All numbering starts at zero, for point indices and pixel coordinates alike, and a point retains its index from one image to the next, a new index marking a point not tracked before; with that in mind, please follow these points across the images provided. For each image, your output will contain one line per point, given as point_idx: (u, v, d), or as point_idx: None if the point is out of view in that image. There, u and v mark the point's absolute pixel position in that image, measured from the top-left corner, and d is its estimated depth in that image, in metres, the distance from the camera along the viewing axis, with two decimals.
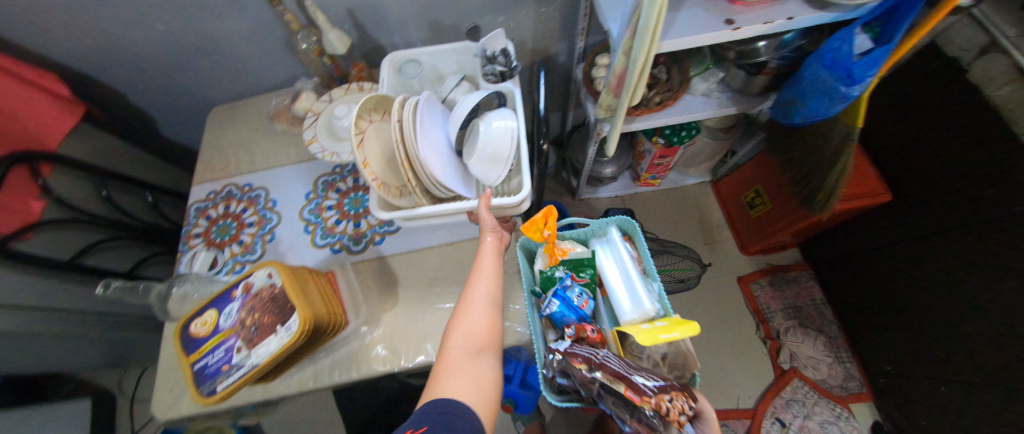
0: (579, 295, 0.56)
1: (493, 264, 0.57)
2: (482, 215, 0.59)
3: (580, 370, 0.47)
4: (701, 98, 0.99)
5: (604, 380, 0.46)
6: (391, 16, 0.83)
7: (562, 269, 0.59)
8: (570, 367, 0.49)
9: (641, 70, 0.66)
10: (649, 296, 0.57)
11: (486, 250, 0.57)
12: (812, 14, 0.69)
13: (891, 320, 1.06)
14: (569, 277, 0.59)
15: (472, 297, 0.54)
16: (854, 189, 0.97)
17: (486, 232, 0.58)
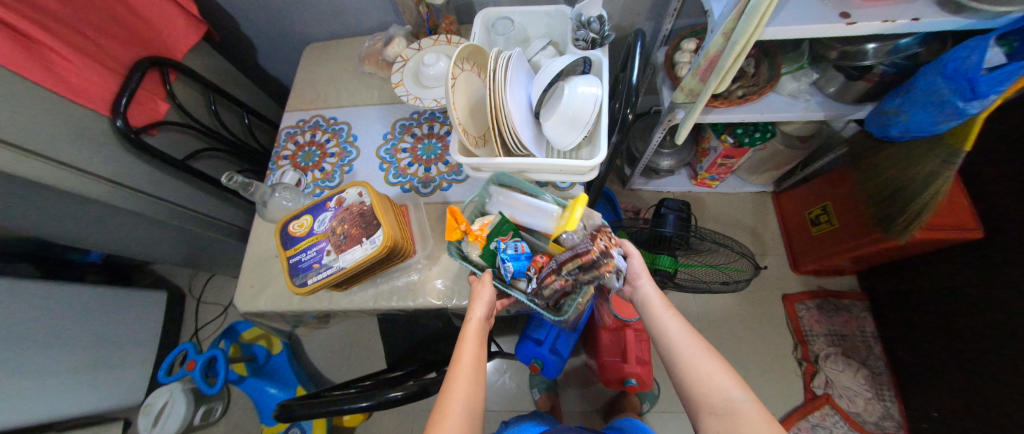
0: (512, 244, 0.56)
1: (475, 351, 0.54)
2: (480, 290, 0.57)
3: (556, 279, 0.51)
4: (787, 98, 0.94)
5: (570, 268, 0.50)
6: None
7: (493, 241, 0.57)
8: (551, 287, 0.51)
9: (736, 57, 0.65)
10: (546, 203, 0.62)
11: (471, 333, 0.55)
12: (942, 18, 0.63)
13: (951, 366, 0.99)
14: (501, 241, 0.56)
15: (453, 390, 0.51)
16: (941, 219, 0.90)
17: (479, 309, 0.56)
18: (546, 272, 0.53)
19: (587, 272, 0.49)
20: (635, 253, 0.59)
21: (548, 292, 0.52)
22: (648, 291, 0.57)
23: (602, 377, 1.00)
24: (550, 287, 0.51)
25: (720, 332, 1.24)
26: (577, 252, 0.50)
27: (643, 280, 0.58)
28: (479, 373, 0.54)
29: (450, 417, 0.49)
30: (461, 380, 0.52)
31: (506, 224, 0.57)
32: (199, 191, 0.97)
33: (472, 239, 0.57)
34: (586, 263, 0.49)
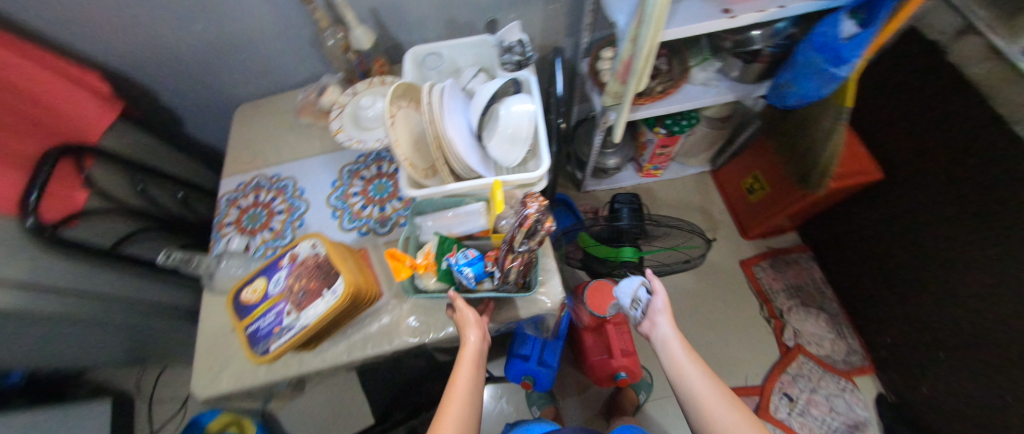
0: (462, 255, 0.62)
1: (468, 376, 0.58)
2: (465, 311, 0.60)
3: (517, 255, 0.60)
4: (700, 87, 1.05)
5: (520, 240, 0.58)
6: (412, 15, 0.90)
7: (444, 260, 0.63)
8: (515, 262, 0.60)
9: (646, 58, 0.72)
10: (472, 207, 0.68)
11: (467, 351, 0.59)
12: (801, 4, 0.75)
13: (889, 294, 1.10)
14: (450, 258, 0.63)
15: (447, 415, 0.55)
16: (847, 168, 1.02)
17: (470, 330, 0.59)
18: (504, 255, 0.61)
19: (533, 235, 0.58)
20: (662, 295, 0.64)
21: (514, 273, 0.61)
22: (666, 332, 0.62)
23: (595, 376, 1.02)
24: (514, 265, 0.60)
25: (694, 309, 1.30)
26: (519, 225, 0.58)
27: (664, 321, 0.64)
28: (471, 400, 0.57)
29: None
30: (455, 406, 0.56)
31: (447, 241, 0.64)
32: (136, 277, 0.89)
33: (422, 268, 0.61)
34: (530, 229, 0.58)
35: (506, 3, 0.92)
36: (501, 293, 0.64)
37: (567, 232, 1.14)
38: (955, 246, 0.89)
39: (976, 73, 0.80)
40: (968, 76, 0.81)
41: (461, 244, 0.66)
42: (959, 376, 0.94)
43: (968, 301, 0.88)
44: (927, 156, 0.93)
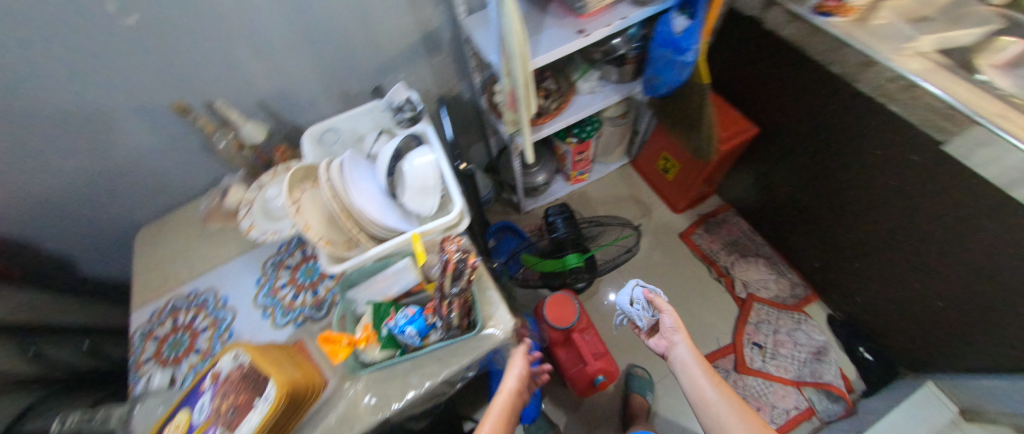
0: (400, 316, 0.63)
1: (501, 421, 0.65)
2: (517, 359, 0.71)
3: (451, 300, 0.61)
4: (589, 95, 1.16)
5: (450, 284, 0.60)
6: (302, 98, 0.92)
7: (384, 327, 0.63)
8: (452, 307, 0.61)
9: (525, 84, 0.82)
10: (399, 264, 0.68)
11: (505, 391, 0.67)
12: (639, 12, 0.88)
13: (802, 225, 1.23)
14: (389, 323, 0.63)
15: None
16: (729, 131, 1.16)
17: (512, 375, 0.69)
18: (440, 304, 0.62)
19: (460, 276, 0.60)
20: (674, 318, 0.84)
21: (454, 316, 0.62)
22: (682, 352, 0.82)
23: (578, 389, 1.03)
24: (452, 310, 0.61)
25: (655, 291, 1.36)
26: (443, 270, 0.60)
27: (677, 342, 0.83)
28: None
29: None
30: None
31: (382, 307, 0.64)
32: None
33: (361, 343, 0.60)
34: (455, 270, 0.60)
35: (390, 66, 0.98)
36: (449, 342, 0.64)
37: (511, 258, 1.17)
38: (832, 171, 1.03)
39: (789, 34, 0.93)
40: (783, 38, 0.95)
41: (399, 305, 0.66)
42: (888, 280, 1.05)
43: (878, 215, 0.98)
44: (779, 105, 1.08)
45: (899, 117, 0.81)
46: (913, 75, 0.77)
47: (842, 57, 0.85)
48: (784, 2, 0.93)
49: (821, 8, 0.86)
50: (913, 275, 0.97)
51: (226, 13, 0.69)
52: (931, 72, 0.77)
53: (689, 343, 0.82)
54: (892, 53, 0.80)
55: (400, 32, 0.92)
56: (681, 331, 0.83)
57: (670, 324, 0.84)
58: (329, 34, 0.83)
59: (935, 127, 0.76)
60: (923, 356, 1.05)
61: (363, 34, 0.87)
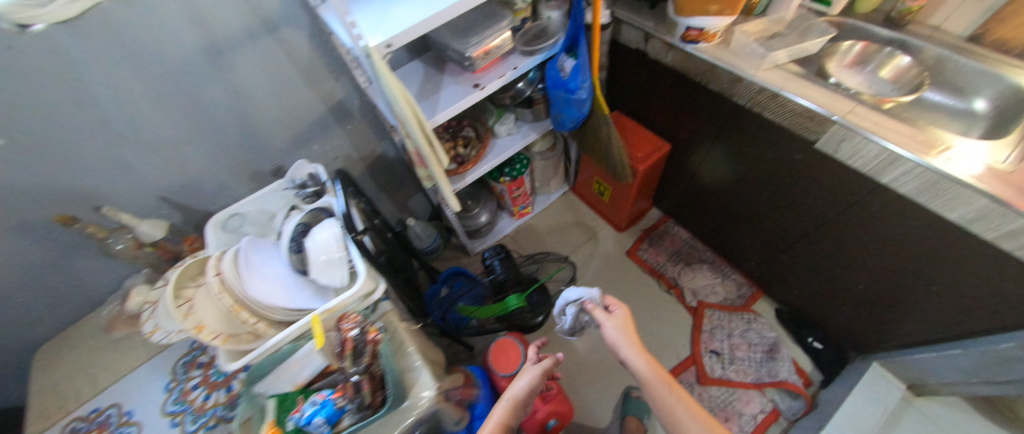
0: (305, 408, 0.58)
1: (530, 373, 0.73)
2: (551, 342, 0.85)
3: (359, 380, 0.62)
4: (508, 137, 1.20)
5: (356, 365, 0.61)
6: (209, 184, 0.91)
7: (287, 423, 0.58)
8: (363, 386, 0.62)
9: (429, 142, 0.85)
10: (302, 349, 0.66)
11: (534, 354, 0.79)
12: (527, 60, 0.95)
13: (729, 226, 1.28)
14: (292, 418, 0.58)
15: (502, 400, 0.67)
16: (644, 152, 1.22)
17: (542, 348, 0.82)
18: (348, 386, 0.61)
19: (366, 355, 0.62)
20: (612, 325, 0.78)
21: (364, 394, 0.61)
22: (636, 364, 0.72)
23: None
24: (362, 389, 0.61)
25: None
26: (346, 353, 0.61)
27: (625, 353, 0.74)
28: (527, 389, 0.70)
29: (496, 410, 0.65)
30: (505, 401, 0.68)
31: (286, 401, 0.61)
32: None
33: None
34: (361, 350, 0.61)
35: (301, 139, 0.99)
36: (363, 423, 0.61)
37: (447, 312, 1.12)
38: (741, 174, 1.10)
39: (669, 60, 1.02)
40: (667, 64, 1.03)
41: (308, 392, 0.64)
42: (822, 269, 1.07)
43: (795, 208, 1.01)
44: (681, 122, 1.15)
45: (775, 122, 0.88)
46: (773, 87, 0.84)
47: (715, 75, 0.93)
48: (657, 35, 0.99)
49: (687, 38, 0.92)
50: (844, 261, 0.99)
51: (106, 117, 0.69)
52: (788, 80, 0.85)
53: (639, 354, 0.73)
54: (753, 69, 0.88)
55: (303, 106, 0.94)
56: (627, 343, 0.75)
57: (613, 337, 0.77)
58: (226, 120, 0.84)
59: (805, 127, 0.83)
60: (863, 335, 1.09)
61: (264, 114, 0.89)
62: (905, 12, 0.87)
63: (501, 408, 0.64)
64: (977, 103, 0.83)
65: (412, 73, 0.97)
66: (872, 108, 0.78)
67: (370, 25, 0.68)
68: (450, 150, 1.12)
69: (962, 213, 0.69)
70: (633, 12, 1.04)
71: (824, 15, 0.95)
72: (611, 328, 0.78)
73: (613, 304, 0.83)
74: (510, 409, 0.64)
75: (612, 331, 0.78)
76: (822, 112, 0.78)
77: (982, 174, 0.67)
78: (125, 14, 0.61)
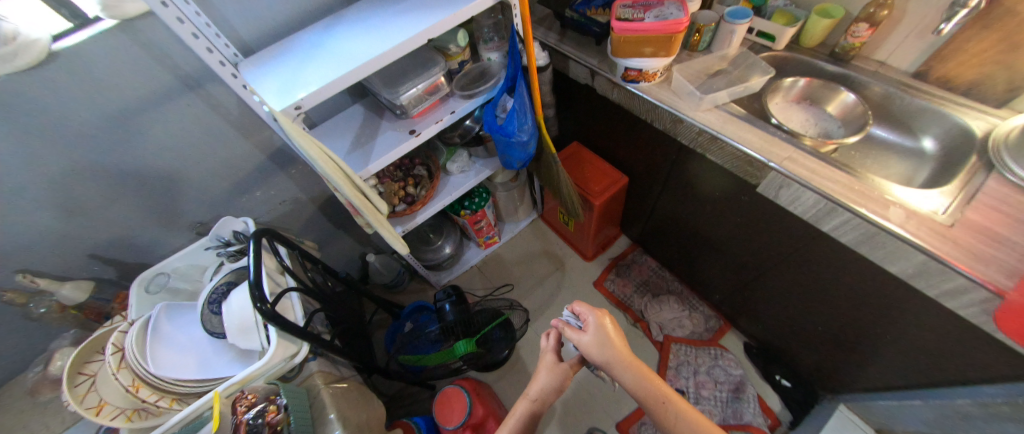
0: None
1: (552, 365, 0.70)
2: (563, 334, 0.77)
3: None
4: (461, 174, 1.18)
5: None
6: (144, 238, 0.90)
7: None
8: None
9: (360, 193, 0.83)
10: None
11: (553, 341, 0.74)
12: (465, 104, 0.92)
13: (691, 258, 1.25)
14: None
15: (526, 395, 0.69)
16: (601, 185, 1.19)
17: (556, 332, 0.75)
18: None
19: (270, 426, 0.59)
20: (588, 338, 0.67)
21: None
22: (625, 377, 0.63)
23: None
24: None
25: None
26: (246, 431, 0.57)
27: (611, 365, 0.64)
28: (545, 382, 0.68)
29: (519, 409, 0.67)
30: (531, 393, 0.68)
31: None
32: None
33: None
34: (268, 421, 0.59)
35: (241, 187, 0.97)
36: None
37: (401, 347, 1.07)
38: (698, 210, 1.06)
39: (616, 97, 0.99)
40: (615, 100, 1.01)
41: None
42: (782, 306, 1.02)
43: (750, 247, 0.98)
44: (636, 155, 1.12)
45: (718, 163, 0.85)
46: (711, 130, 0.81)
47: (658, 115, 0.90)
48: (601, 72, 0.97)
49: (627, 77, 0.90)
50: (802, 301, 0.94)
51: (16, 185, 0.68)
52: (726, 123, 0.82)
53: (630, 369, 0.63)
54: (692, 110, 0.85)
55: (240, 156, 0.92)
56: (613, 360, 0.64)
57: (595, 358, 0.65)
58: (154, 176, 0.83)
59: (745, 171, 0.80)
60: (830, 375, 1.04)
61: (196, 167, 0.87)
62: (848, 48, 0.85)
63: (520, 410, 0.67)
64: (926, 142, 0.79)
65: (352, 119, 0.96)
66: (810, 153, 0.75)
67: (280, 87, 0.68)
68: (400, 190, 1.08)
69: (901, 267, 0.65)
70: (579, 49, 1.02)
71: (770, 50, 0.93)
72: (593, 349, 0.66)
73: (588, 316, 0.69)
74: (525, 410, 0.67)
75: (595, 350, 0.66)
76: (758, 157, 0.75)
77: (919, 226, 0.63)
78: (23, 88, 0.61)
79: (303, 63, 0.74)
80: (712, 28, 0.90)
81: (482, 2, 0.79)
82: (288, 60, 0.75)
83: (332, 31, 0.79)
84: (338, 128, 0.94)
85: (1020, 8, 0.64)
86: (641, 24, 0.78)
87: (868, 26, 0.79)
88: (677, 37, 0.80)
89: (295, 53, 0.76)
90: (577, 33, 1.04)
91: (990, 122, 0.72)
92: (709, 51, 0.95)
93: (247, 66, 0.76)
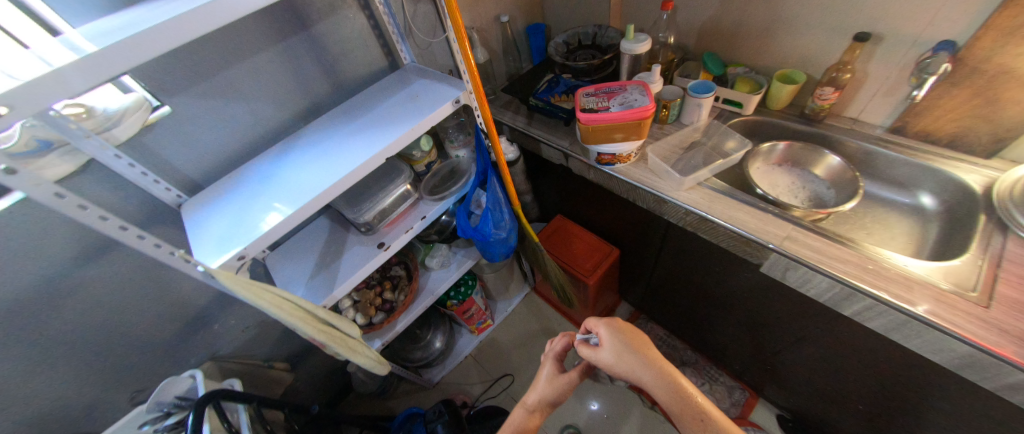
0: None
1: (553, 367, 0.68)
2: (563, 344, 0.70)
3: None
4: (441, 268, 1.10)
5: None
6: (78, 405, 0.76)
7: None
8: None
9: (325, 328, 0.73)
10: None
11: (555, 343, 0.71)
12: (436, 207, 0.87)
13: (699, 327, 1.15)
14: None
15: (527, 398, 0.67)
16: (591, 262, 1.11)
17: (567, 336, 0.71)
18: None
19: None
20: (604, 351, 0.59)
21: None
22: (653, 384, 0.53)
23: None
24: None
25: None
26: None
27: (634, 374, 0.55)
28: (543, 388, 0.66)
29: (515, 415, 0.65)
30: (531, 394, 0.66)
31: None
32: None
33: None
34: None
35: (196, 324, 0.87)
36: None
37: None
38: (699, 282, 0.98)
39: (595, 177, 0.95)
40: (594, 180, 0.97)
41: None
42: (812, 382, 0.91)
43: (761, 323, 0.89)
44: (623, 228, 1.07)
45: (713, 242, 0.79)
46: (699, 211, 0.76)
47: (640, 195, 0.86)
48: (573, 155, 0.93)
49: (601, 160, 0.87)
50: (833, 380, 0.84)
51: None
52: (713, 202, 0.77)
53: (658, 374, 0.53)
54: (674, 190, 0.81)
55: (193, 293, 0.83)
56: (637, 368, 0.54)
57: (619, 370, 0.57)
58: (91, 337, 0.72)
59: (745, 250, 0.73)
60: None
61: (142, 316, 0.77)
62: (817, 110, 0.83)
63: (517, 417, 0.65)
64: (924, 199, 0.76)
65: (315, 235, 0.89)
66: (806, 228, 0.70)
67: (224, 237, 0.63)
68: (376, 298, 1.00)
69: (946, 358, 0.56)
70: (549, 131, 0.99)
71: (739, 116, 0.91)
72: (614, 359, 0.58)
73: (603, 325, 0.62)
74: (522, 420, 0.64)
75: (617, 362, 0.57)
76: (755, 238, 0.69)
77: (955, 311, 0.55)
78: None
79: (252, 201, 0.69)
80: (678, 102, 0.88)
81: (442, 111, 0.76)
82: (235, 198, 0.71)
83: (283, 160, 0.76)
84: (300, 248, 0.86)
85: (986, 66, 0.63)
86: (606, 115, 0.76)
87: (833, 89, 0.78)
88: (646, 122, 0.77)
89: (243, 190, 0.71)
90: (544, 117, 1.02)
91: (985, 176, 0.68)
92: (679, 123, 0.93)
93: (192, 208, 0.70)
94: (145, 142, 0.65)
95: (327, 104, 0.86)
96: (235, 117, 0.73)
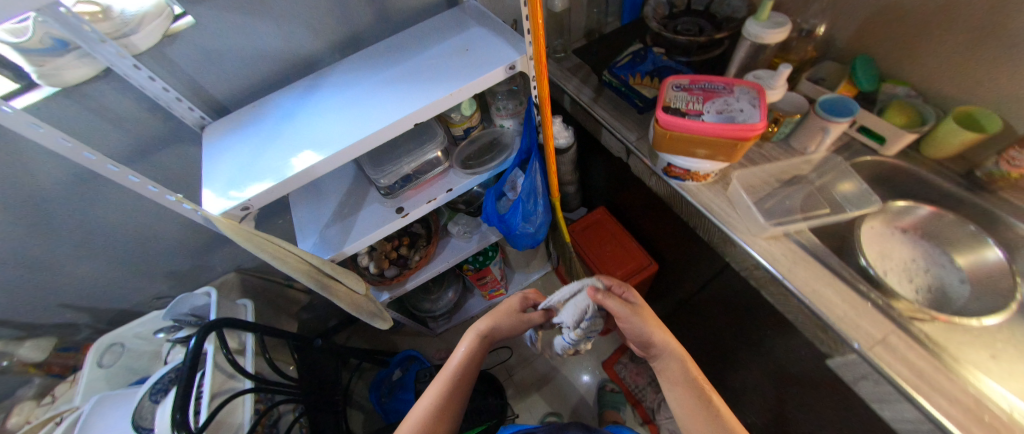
0: None
1: (508, 304, 0.74)
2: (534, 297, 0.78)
3: None
4: (462, 237, 1.04)
5: None
6: (119, 287, 0.83)
7: None
8: None
9: (328, 282, 0.71)
10: None
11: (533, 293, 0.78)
12: (465, 181, 0.77)
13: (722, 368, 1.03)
14: None
15: (478, 326, 0.69)
16: (623, 271, 0.98)
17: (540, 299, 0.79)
18: None
19: None
20: (629, 310, 0.62)
21: None
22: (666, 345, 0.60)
23: None
24: None
25: None
26: None
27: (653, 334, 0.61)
28: (501, 319, 0.70)
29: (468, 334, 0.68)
30: (483, 320, 0.69)
31: None
32: None
33: None
34: None
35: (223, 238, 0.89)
36: None
37: (387, 411, 1.11)
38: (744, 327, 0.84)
39: (656, 186, 0.79)
40: (654, 188, 0.81)
41: None
42: None
43: (796, 402, 0.76)
44: (671, 246, 0.92)
45: (778, 307, 0.64)
46: (772, 270, 0.60)
47: (705, 225, 0.71)
48: (637, 154, 0.77)
49: (670, 172, 0.71)
50: None
51: None
52: (797, 263, 0.61)
53: (670, 339, 0.61)
54: (751, 234, 0.64)
55: None
56: (655, 335, 0.61)
57: (638, 327, 0.61)
58: (124, 235, 0.75)
59: (815, 333, 0.59)
60: None
61: (170, 224, 0.78)
62: (995, 176, 0.59)
63: (467, 345, 0.67)
64: None
65: (339, 180, 0.84)
66: (915, 338, 0.53)
67: (235, 174, 0.59)
68: (391, 251, 0.96)
69: None
70: (618, 116, 0.81)
71: (874, 154, 0.68)
72: (637, 325, 0.61)
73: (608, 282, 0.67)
74: (478, 344, 0.67)
75: (640, 320, 0.61)
76: (836, 329, 0.54)
77: None
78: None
79: (268, 142, 0.63)
80: (794, 119, 0.67)
81: (491, 76, 0.63)
82: (252, 134, 0.65)
83: (310, 97, 0.68)
84: (321, 190, 0.82)
85: None
86: (695, 123, 0.59)
87: None
88: (744, 144, 0.59)
89: (264, 125, 0.66)
90: (616, 97, 0.84)
91: None
92: (785, 144, 0.72)
93: (214, 131, 0.67)
94: (167, 54, 0.59)
95: (368, 36, 0.75)
96: (263, 37, 0.65)
